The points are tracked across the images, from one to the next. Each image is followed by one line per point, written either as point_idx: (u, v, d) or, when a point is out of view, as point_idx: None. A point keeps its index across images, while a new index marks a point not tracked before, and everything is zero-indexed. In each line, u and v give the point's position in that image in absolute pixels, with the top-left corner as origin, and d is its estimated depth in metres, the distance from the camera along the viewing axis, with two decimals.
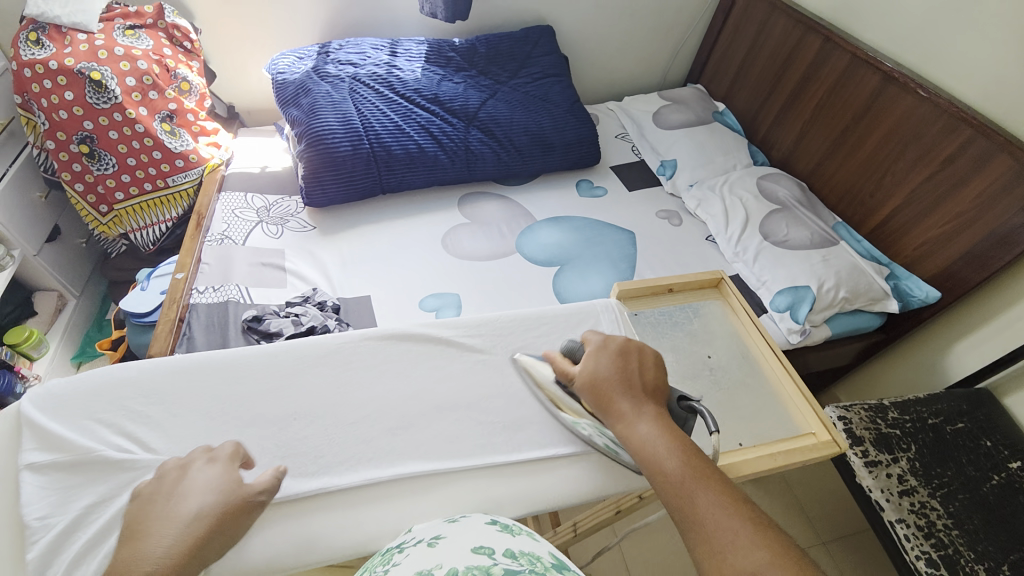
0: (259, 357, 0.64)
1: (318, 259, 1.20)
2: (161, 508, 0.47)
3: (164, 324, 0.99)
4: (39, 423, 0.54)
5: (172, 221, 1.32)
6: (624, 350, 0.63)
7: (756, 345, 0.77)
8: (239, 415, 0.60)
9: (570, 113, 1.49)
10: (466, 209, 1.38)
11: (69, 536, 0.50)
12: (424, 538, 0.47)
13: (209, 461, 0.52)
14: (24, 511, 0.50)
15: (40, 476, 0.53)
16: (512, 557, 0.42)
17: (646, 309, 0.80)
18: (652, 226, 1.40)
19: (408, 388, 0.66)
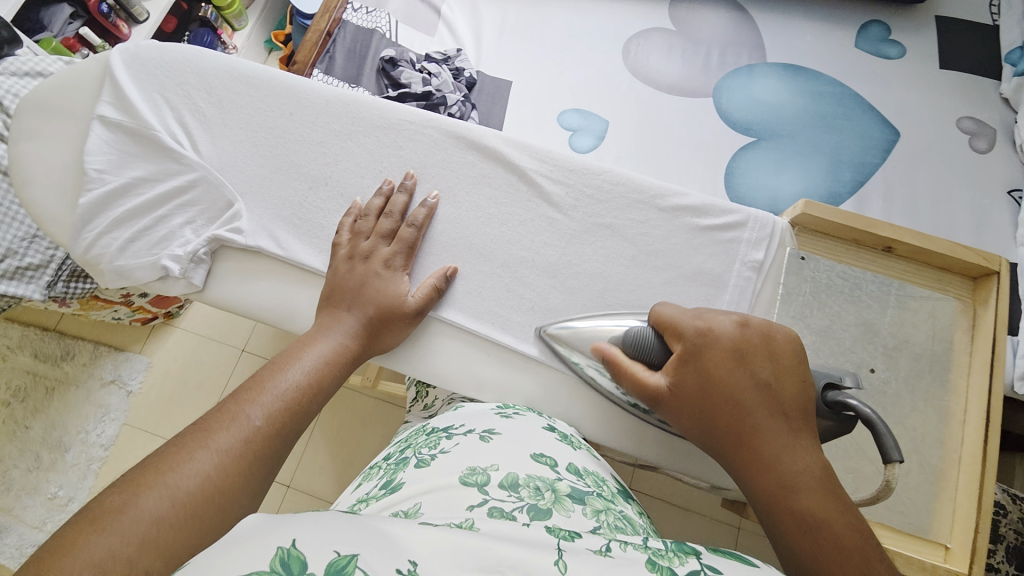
0: (341, 105, 0.57)
1: (477, 14, 1.00)
2: (334, 276, 0.53)
3: (313, 32, 0.94)
4: (121, 80, 0.55)
5: None
6: (742, 350, 0.47)
7: (968, 398, 0.56)
8: (302, 157, 0.56)
9: None
10: (678, 11, 1.00)
11: (117, 198, 0.53)
12: (477, 430, 0.45)
13: (381, 236, 0.54)
14: (88, 157, 0.53)
15: (109, 132, 0.54)
16: (578, 475, 0.41)
17: (830, 261, 0.59)
18: (936, 137, 0.90)
19: (473, 213, 0.57)
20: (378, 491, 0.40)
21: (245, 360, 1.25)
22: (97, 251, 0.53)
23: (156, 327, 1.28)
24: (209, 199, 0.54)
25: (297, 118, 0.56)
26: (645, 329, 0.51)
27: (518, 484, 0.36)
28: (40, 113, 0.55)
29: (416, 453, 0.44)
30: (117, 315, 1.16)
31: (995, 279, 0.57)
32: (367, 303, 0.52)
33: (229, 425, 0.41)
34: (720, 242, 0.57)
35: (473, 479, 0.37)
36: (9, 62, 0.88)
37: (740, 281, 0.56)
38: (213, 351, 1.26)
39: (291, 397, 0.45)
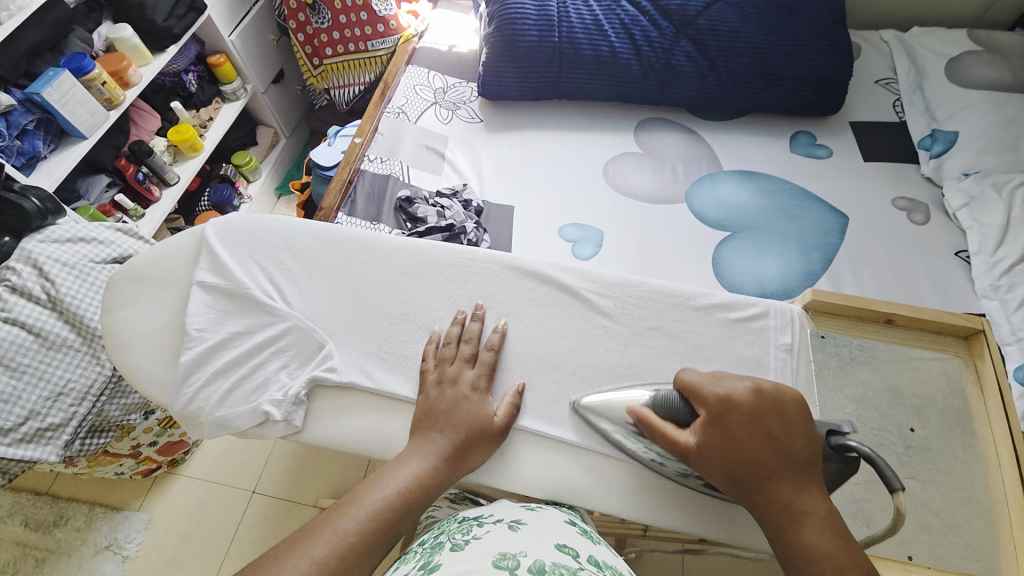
0: (388, 245, 0.66)
1: (476, 154, 1.18)
2: (427, 394, 0.57)
3: (336, 183, 1.08)
4: (218, 246, 0.62)
5: (364, 85, 1.43)
6: (756, 412, 0.51)
7: (995, 442, 0.62)
8: (375, 295, 0.63)
9: (822, 38, 1.12)
10: (643, 137, 1.20)
11: (214, 353, 0.58)
12: (505, 519, 0.47)
13: (466, 360, 0.59)
14: (190, 318, 0.58)
15: (208, 294, 0.60)
16: (599, 568, 0.41)
17: (841, 334, 0.67)
18: (880, 215, 1.06)
19: (511, 327, 0.63)
20: (417, 572, 0.41)
21: (256, 503, 1.18)
22: (196, 406, 0.56)
23: (158, 478, 1.20)
24: (299, 345, 0.59)
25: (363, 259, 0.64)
26: (672, 394, 0.55)
27: (547, 570, 0.37)
28: (137, 281, 0.61)
29: (450, 537, 0.46)
30: (121, 469, 1.11)
31: (984, 335, 0.66)
32: (459, 425, 0.55)
33: (328, 533, 0.45)
34: (737, 326, 0.64)
35: (506, 562, 0.38)
36: (50, 232, 0.92)
37: (779, 362, 0.63)
38: (222, 497, 1.19)
39: (382, 515, 0.48)
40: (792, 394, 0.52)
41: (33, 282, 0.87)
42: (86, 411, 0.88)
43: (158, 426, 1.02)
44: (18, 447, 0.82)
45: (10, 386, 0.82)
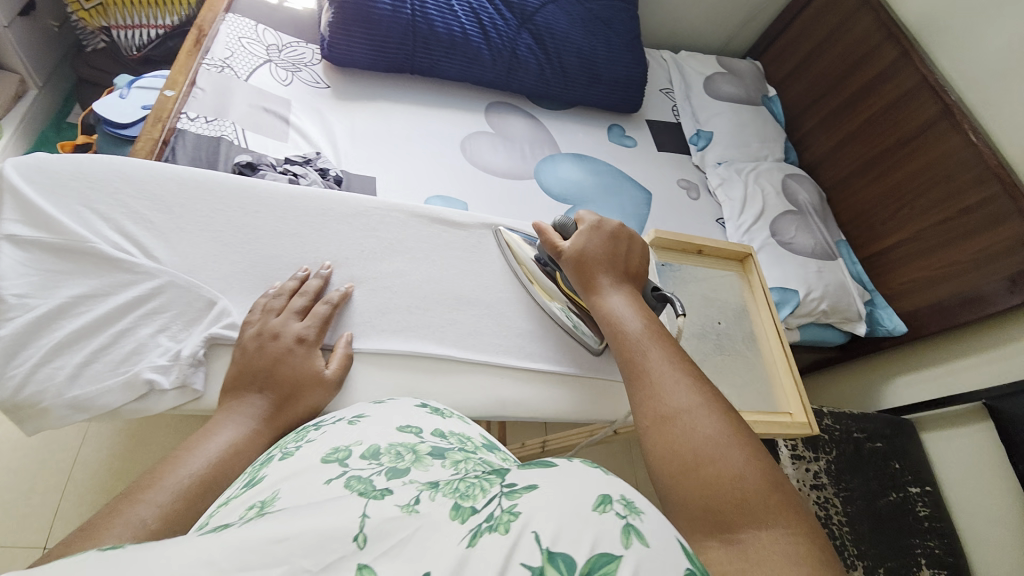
0: (258, 196, 0.66)
1: (327, 121, 1.10)
2: (242, 362, 0.56)
3: (143, 141, 0.88)
4: (26, 196, 0.56)
5: (164, 29, 1.16)
6: (614, 236, 0.68)
7: (763, 324, 0.88)
8: (277, 247, 0.64)
9: (627, 49, 1.38)
10: (493, 118, 1.29)
11: (50, 321, 0.54)
12: (345, 418, 0.47)
13: (291, 326, 0.59)
14: (2, 284, 0.53)
15: (18, 250, 0.55)
16: (442, 436, 0.44)
17: (675, 263, 0.87)
18: (672, 193, 1.37)
19: (417, 273, 0.69)
20: (239, 490, 0.39)
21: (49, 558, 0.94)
22: (34, 390, 0.51)
23: None
24: (167, 304, 0.58)
25: (242, 225, 0.64)
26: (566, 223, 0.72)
27: (380, 452, 0.39)
28: None
29: (282, 448, 0.44)
30: None
31: (751, 258, 0.92)
32: (279, 383, 0.55)
33: (117, 525, 0.40)
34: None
35: (335, 456, 0.39)
36: None
37: None
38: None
39: (190, 490, 0.45)
40: (638, 240, 0.71)
41: None
42: None
43: None
44: None
45: None
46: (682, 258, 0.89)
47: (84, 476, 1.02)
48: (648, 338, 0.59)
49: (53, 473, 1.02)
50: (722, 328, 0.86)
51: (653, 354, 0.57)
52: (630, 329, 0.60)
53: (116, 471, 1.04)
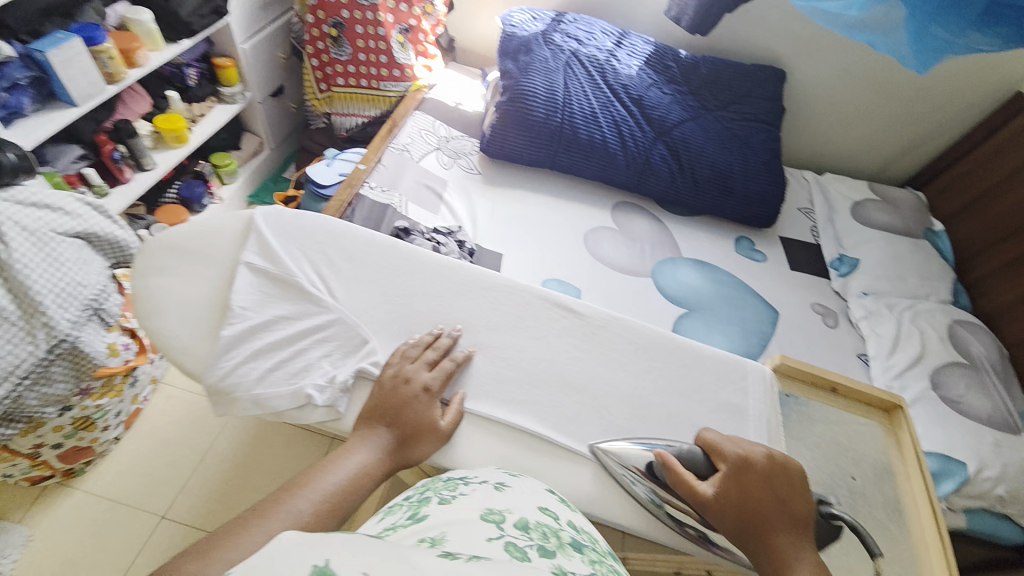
0: (412, 259, 0.78)
1: (472, 202, 1.26)
2: (378, 396, 0.64)
3: (334, 203, 1.11)
4: (264, 234, 0.74)
5: (368, 118, 1.49)
6: (768, 474, 0.62)
7: (914, 495, 0.74)
8: (418, 303, 0.74)
9: (766, 167, 1.38)
10: (618, 216, 1.36)
11: (257, 332, 0.67)
12: (490, 481, 0.56)
13: (422, 373, 0.66)
14: (236, 296, 0.68)
15: (252, 274, 0.71)
16: (574, 528, 0.50)
17: (796, 395, 0.81)
18: (801, 316, 1.27)
19: (527, 351, 0.73)
20: (405, 521, 0.49)
21: (164, 529, 1.09)
22: (231, 382, 0.64)
23: (49, 488, 1.11)
24: (340, 334, 0.70)
25: (395, 284, 0.75)
26: (695, 450, 0.65)
27: (529, 526, 0.46)
28: (178, 254, 0.72)
29: (438, 493, 0.54)
30: (11, 471, 1.02)
31: (903, 412, 0.81)
32: (403, 424, 0.62)
33: (284, 511, 0.52)
34: (721, 376, 0.75)
35: (492, 516, 0.47)
36: (17, 191, 0.87)
37: (758, 408, 0.73)
38: (124, 519, 1.09)
39: (331, 497, 0.55)
40: (798, 470, 0.64)
41: None
42: (6, 393, 0.84)
43: (70, 425, 1.01)
44: None
45: None
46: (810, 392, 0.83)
47: (211, 464, 1.18)
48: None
49: (190, 454, 1.19)
50: (858, 485, 0.74)
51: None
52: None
53: (233, 466, 1.19)
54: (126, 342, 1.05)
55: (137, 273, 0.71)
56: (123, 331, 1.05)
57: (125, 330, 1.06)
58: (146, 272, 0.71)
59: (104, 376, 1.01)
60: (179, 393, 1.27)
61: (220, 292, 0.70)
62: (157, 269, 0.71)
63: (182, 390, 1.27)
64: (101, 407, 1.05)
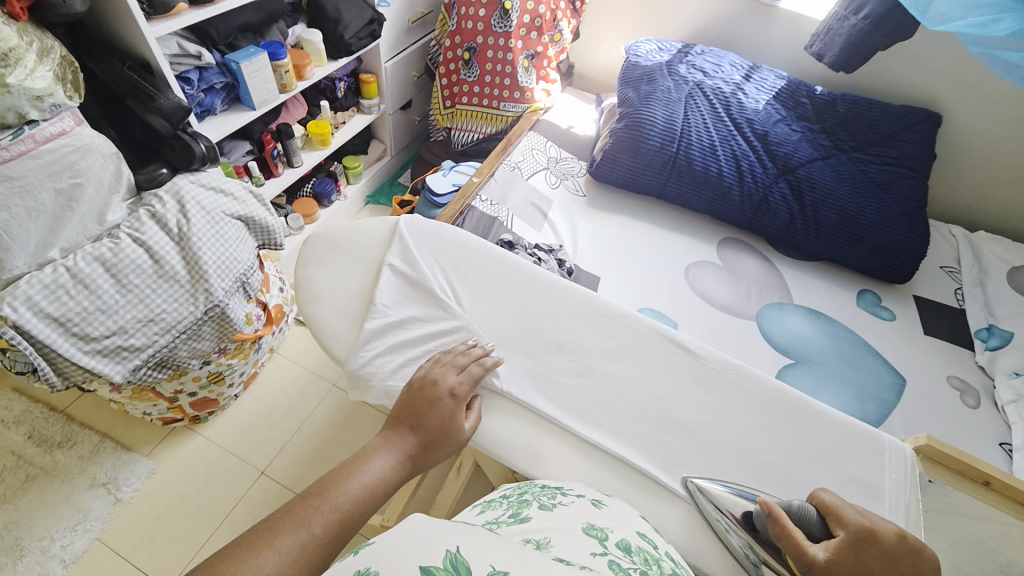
0: (533, 278, 0.82)
1: (574, 223, 1.28)
2: (409, 400, 0.65)
3: (449, 211, 1.19)
4: (405, 241, 0.83)
5: (483, 134, 1.59)
6: (897, 554, 0.54)
7: None
8: (538, 322, 0.77)
9: (906, 217, 1.23)
10: (724, 252, 1.30)
11: (392, 328, 0.75)
12: (586, 497, 0.59)
13: (450, 381, 0.67)
14: (380, 294, 0.77)
15: (394, 275, 0.80)
16: (673, 560, 0.52)
17: (941, 483, 0.71)
18: (935, 389, 1.10)
19: (627, 380, 0.73)
20: (508, 519, 0.52)
21: (261, 484, 1.19)
22: (369, 369, 0.71)
23: (175, 430, 1.26)
24: (461, 341, 0.74)
25: (515, 299, 0.79)
26: (807, 508, 0.59)
27: (630, 549, 0.48)
28: (334, 249, 0.83)
29: (537, 498, 0.57)
30: (150, 410, 1.15)
31: None
32: (425, 427, 0.63)
33: (294, 528, 0.48)
34: (848, 447, 0.68)
35: (593, 532, 0.50)
36: (203, 176, 1.02)
37: (896, 491, 0.65)
38: (231, 468, 1.21)
39: (346, 509, 0.52)
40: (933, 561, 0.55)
41: (172, 216, 0.95)
42: (164, 343, 0.94)
43: (206, 377, 1.13)
44: (94, 358, 0.86)
45: (112, 298, 0.87)
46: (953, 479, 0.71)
47: (307, 433, 1.28)
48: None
49: (290, 421, 1.30)
50: None
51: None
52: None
53: (324, 439, 1.27)
54: (259, 313, 1.17)
55: (301, 263, 0.82)
56: (259, 303, 1.17)
57: (260, 303, 1.17)
58: (304, 263, 0.82)
59: (238, 341, 1.12)
60: (289, 364, 1.40)
61: (366, 289, 0.79)
62: (315, 261, 0.82)
63: (291, 362, 1.40)
64: (231, 366, 1.17)
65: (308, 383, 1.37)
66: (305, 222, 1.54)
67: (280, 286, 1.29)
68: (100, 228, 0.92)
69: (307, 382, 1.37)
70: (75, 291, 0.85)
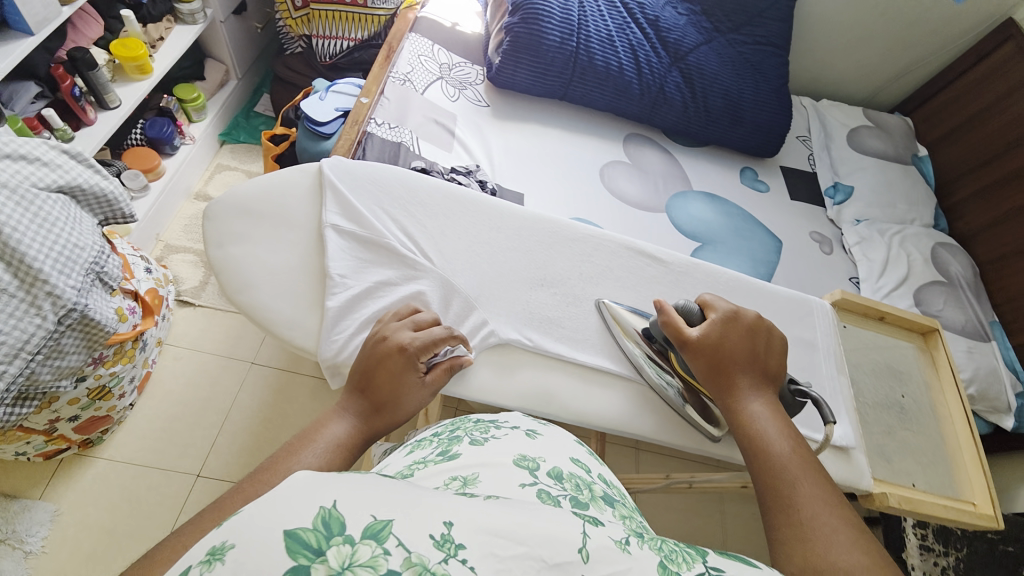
0: (501, 215, 0.78)
1: (486, 138, 1.19)
2: (369, 362, 0.60)
3: (343, 141, 1.02)
4: (341, 191, 0.73)
5: (353, 41, 1.34)
6: (752, 328, 0.66)
7: (946, 401, 0.90)
8: (511, 259, 0.76)
9: (776, 94, 1.36)
10: (630, 149, 1.32)
11: (360, 300, 0.68)
12: (521, 427, 0.53)
13: (404, 346, 0.60)
14: (332, 264, 0.68)
15: (340, 238, 0.71)
16: (607, 482, 0.49)
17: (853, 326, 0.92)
18: (804, 245, 1.32)
19: (586, 292, 0.76)
20: (435, 457, 0.48)
21: (202, 487, 1.07)
22: (348, 354, 0.65)
23: (64, 462, 1.04)
24: (443, 295, 0.70)
25: (491, 244, 0.76)
26: (690, 304, 0.69)
27: (563, 477, 0.44)
28: (251, 218, 0.71)
29: (468, 433, 0.52)
30: (24, 449, 0.94)
31: (938, 335, 0.95)
32: (383, 387, 0.58)
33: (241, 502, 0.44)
34: (791, 314, 0.80)
35: (525, 463, 0.45)
36: None
37: (826, 343, 0.79)
38: (157, 481, 1.06)
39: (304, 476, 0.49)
40: (776, 332, 0.68)
41: None
42: (18, 372, 0.72)
43: (86, 396, 0.92)
44: None
45: None
46: (861, 321, 0.94)
47: (238, 420, 1.15)
48: (793, 455, 0.58)
49: (214, 413, 1.15)
50: (907, 401, 0.88)
51: (801, 476, 0.56)
52: (769, 437, 0.59)
53: (263, 421, 1.16)
54: (132, 306, 0.95)
55: (212, 243, 0.69)
56: (126, 294, 0.94)
57: (127, 293, 0.95)
58: (217, 243, 0.69)
59: (116, 344, 0.91)
60: (187, 353, 1.20)
61: (314, 261, 0.70)
62: (234, 237, 0.70)
63: (189, 350, 1.20)
64: (116, 374, 0.96)
65: (219, 367, 1.20)
66: (147, 178, 1.22)
67: (145, 267, 1.05)
68: None
69: (218, 367, 1.20)
70: None
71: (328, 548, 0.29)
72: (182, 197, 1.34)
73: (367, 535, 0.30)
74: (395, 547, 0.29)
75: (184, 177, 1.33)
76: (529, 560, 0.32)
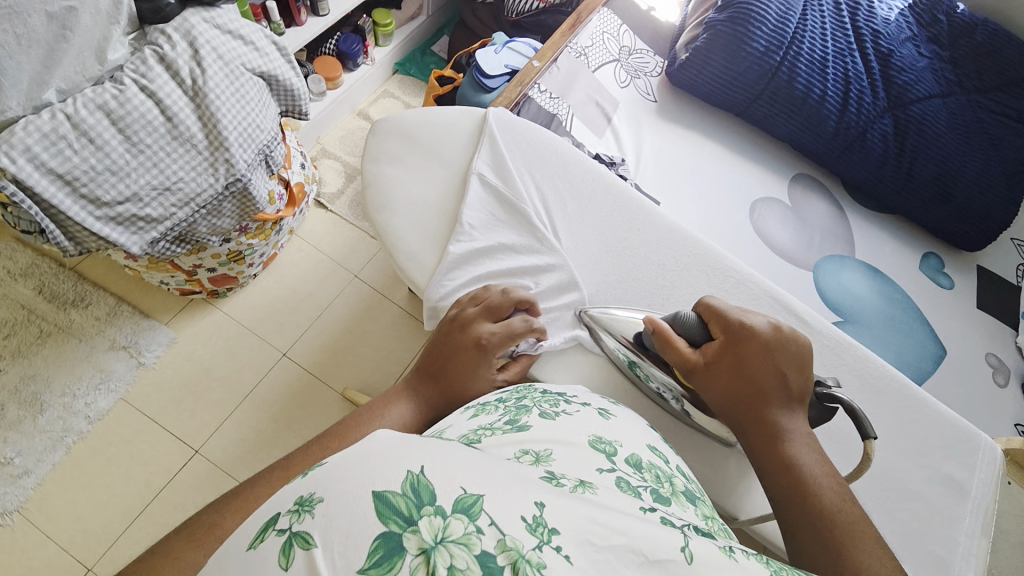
0: (638, 214, 0.74)
1: (641, 134, 1.12)
2: (445, 347, 0.61)
3: (504, 98, 1.03)
4: (497, 143, 0.73)
5: (544, 3, 1.33)
6: (770, 342, 0.58)
7: None
8: (632, 265, 0.70)
9: (1011, 180, 1.09)
10: (795, 191, 1.16)
11: (478, 255, 0.68)
12: (592, 405, 0.48)
13: (482, 339, 0.59)
14: (468, 213, 0.69)
15: (482, 187, 0.71)
16: (687, 477, 0.44)
17: None
18: (974, 366, 1.08)
19: None
20: (503, 425, 0.43)
21: (283, 365, 1.20)
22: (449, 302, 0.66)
23: (192, 303, 1.22)
24: (558, 276, 0.68)
25: (616, 244, 0.71)
26: (690, 316, 0.61)
27: (642, 466, 0.40)
28: (410, 142, 0.74)
29: (537, 405, 0.47)
30: (167, 280, 1.10)
31: None
32: (453, 375, 0.59)
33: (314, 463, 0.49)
34: (943, 444, 0.65)
35: (602, 446, 0.41)
36: (218, 16, 0.84)
37: (977, 495, 0.63)
38: (252, 345, 1.20)
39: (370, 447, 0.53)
40: (789, 335, 0.58)
41: (184, 63, 0.79)
42: (184, 218, 0.84)
43: (225, 255, 1.06)
44: (107, 225, 0.77)
45: (123, 159, 0.76)
46: None
47: (329, 320, 1.26)
48: (838, 499, 0.52)
49: (311, 307, 1.26)
50: None
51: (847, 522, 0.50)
52: (818, 487, 0.52)
53: (347, 329, 1.26)
54: (281, 192, 1.07)
55: (369, 158, 0.73)
56: (280, 180, 1.05)
57: (281, 180, 1.06)
58: (374, 158, 0.73)
59: (260, 221, 1.03)
60: (308, 247, 1.32)
61: (450, 205, 0.71)
62: (388, 157, 0.73)
63: (311, 245, 1.33)
64: (252, 246, 1.09)
65: (329, 268, 1.31)
66: (326, 86, 1.34)
67: (301, 163, 1.17)
68: (101, 69, 0.79)
69: (328, 268, 1.31)
70: (80, 146, 0.74)
71: (419, 518, 0.29)
72: (347, 110, 1.46)
73: (458, 510, 0.29)
74: (488, 526, 0.29)
75: (355, 93, 1.44)
76: (630, 552, 0.30)
